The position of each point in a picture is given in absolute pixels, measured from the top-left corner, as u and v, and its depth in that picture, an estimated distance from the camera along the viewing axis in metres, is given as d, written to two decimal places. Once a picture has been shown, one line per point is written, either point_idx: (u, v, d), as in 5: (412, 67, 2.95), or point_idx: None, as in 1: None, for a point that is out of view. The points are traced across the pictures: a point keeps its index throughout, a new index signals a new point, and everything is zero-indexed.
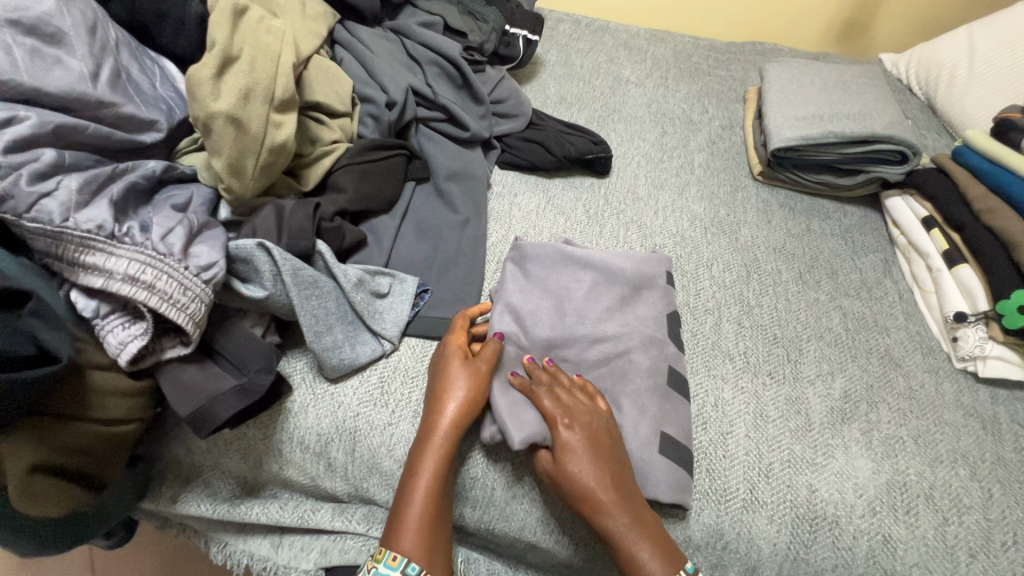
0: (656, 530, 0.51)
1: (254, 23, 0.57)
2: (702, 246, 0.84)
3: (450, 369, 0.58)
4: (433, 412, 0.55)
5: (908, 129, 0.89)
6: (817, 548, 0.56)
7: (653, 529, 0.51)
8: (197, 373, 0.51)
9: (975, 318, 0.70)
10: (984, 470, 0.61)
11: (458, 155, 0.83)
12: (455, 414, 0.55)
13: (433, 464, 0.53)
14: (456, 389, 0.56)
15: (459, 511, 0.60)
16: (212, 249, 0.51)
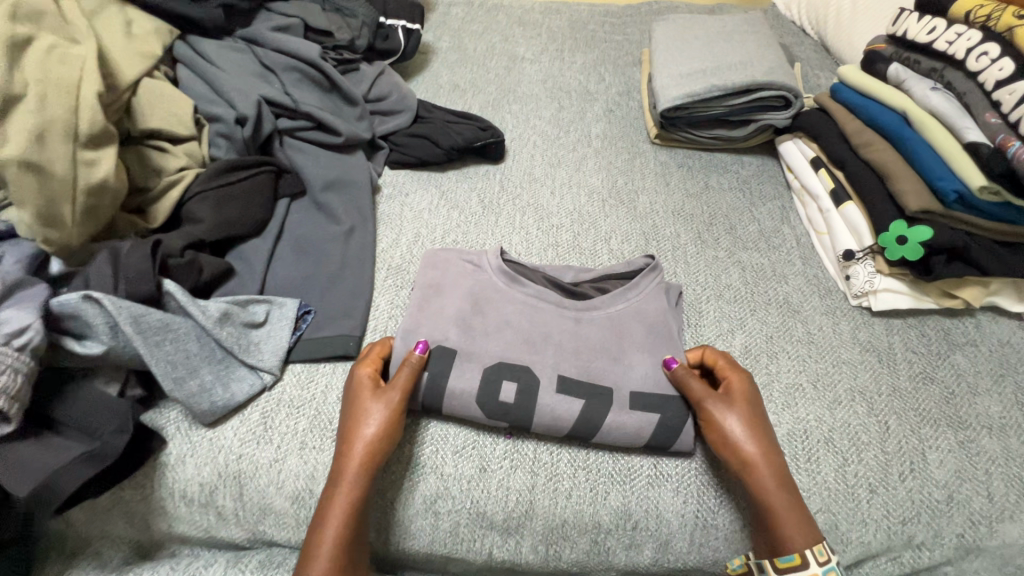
0: (796, 498, 0.53)
1: (43, 54, 0.51)
2: (600, 220, 0.82)
3: (360, 406, 0.55)
4: (342, 455, 0.53)
5: (789, 73, 0.88)
6: (722, 509, 0.56)
7: (796, 500, 0.52)
8: (33, 450, 0.47)
9: (863, 254, 0.71)
10: (881, 404, 0.62)
11: (333, 164, 0.79)
12: (364, 453, 0.53)
13: (339, 511, 0.51)
14: (364, 426, 0.54)
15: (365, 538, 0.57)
16: (24, 311, 0.47)
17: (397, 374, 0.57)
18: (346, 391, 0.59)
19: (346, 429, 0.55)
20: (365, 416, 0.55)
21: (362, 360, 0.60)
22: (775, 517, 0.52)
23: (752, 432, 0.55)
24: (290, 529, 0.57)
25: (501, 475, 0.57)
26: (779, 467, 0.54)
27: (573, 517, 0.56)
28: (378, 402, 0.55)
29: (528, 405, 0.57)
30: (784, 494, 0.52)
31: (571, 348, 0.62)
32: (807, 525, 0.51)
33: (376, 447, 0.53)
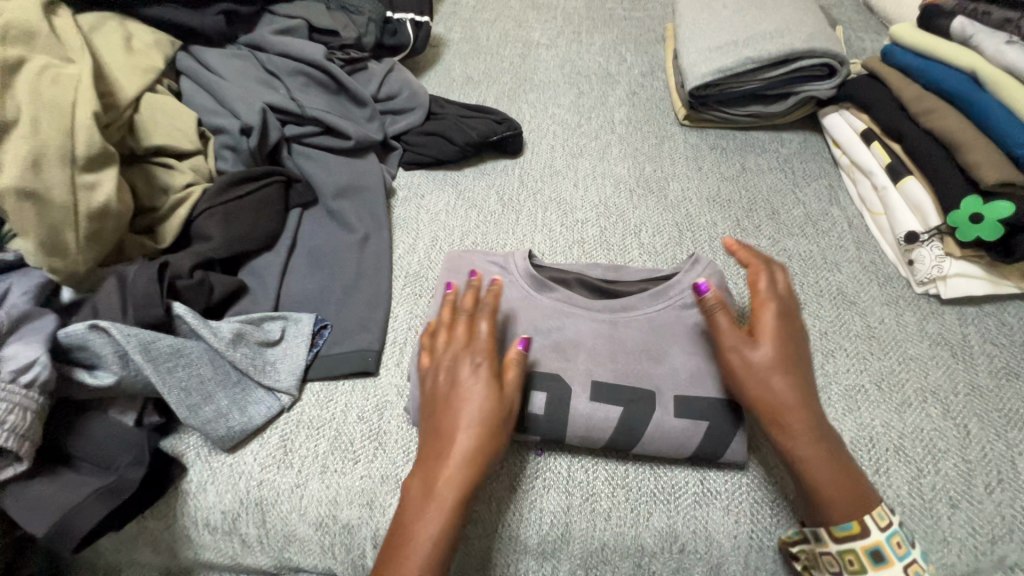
0: (838, 452, 0.46)
1: (35, 77, 0.50)
2: (628, 212, 0.77)
3: (471, 398, 0.46)
4: (447, 453, 0.45)
5: (831, 37, 0.80)
6: (780, 540, 0.50)
7: (836, 457, 0.45)
8: (47, 487, 0.45)
9: (928, 235, 0.63)
10: (957, 405, 0.55)
11: (344, 169, 0.76)
12: (472, 454, 0.45)
13: (437, 530, 0.43)
14: (477, 425, 0.45)
15: None
16: (30, 346, 0.45)
17: (511, 368, 0.49)
18: (438, 371, 0.49)
19: (448, 430, 0.46)
20: (479, 416, 0.46)
21: (482, 337, 0.50)
22: (817, 479, 0.45)
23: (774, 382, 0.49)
24: (315, 556, 0.54)
25: (534, 497, 0.53)
26: (815, 421, 0.47)
27: (613, 540, 0.51)
28: (491, 397, 0.46)
29: (558, 418, 0.53)
30: (823, 453, 0.45)
31: (604, 352, 0.57)
32: (855, 485, 0.44)
33: (488, 455, 0.45)
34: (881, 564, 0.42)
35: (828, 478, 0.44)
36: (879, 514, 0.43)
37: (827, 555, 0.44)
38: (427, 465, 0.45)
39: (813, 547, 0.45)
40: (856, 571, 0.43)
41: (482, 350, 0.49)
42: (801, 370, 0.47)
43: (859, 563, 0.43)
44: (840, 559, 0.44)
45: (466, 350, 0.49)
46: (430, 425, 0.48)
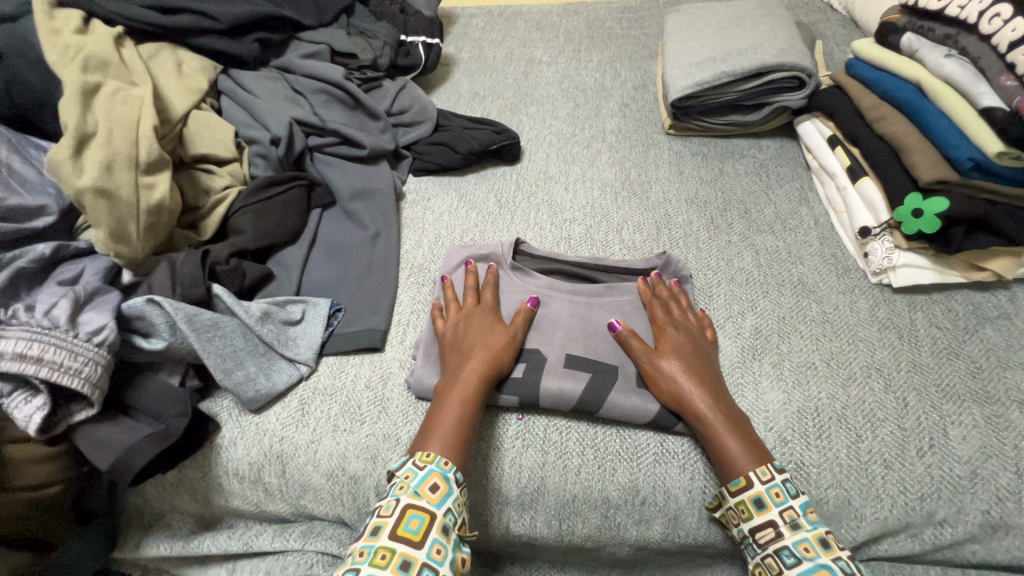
0: (737, 421, 0.56)
1: (108, 97, 0.61)
2: (612, 212, 0.85)
3: (489, 326, 0.62)
4: (468, 356, 0.60)
5: (802, 52, 0.87)
6: (706, 507, 0.57)
7: (737, 426, 0.56)
8: (110, 429, 0.55)
9: (879, 230, 0.69)
10: (899, 381, 0.61)
11: (359, 175, 0.86)
12: (488, 360, 0.59)
13: (457, 418, 0.56)
14: (492, 342, 0.61)
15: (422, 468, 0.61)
16: (101, 313, 0.55)
17: (519, 316, 0.64)
18: (460, 315, 0.65)
19: (465, 354, 0.60)
20: (489, 343, 0.61)
21: (488, 296, 0.66)
22: (721, 444, 0.55)
23: (691, 371, 0.59)
24: (327, 504, 0.63)
25: (513, 453, 0.60)
26: (720, 398, 0.57)
27: (582, 493, 0.59)
28: (507, 328, 0.63)
29: (535, 386, 0.61)
30: (727, 423, 0.56)
31: (578, 331, 0.65)
32: (751, 447, 0.54)
33: (496, 370, 0.59)
34: (762, 510, 0.51)
35: (729, 445, 0.54)
36: (759, 472, 0.53)
37: (728, 509, 0.54)
38: (449, 376, 0.59)
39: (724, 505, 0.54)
40: (746, 518, 0.52)
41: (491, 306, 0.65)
42: (701, 370, 0.59)
43: (748, 510, 0.52)
44: (737, 509, 0.53)
45: (476, 306, 0.65)
46: (452, 348, 0.62)
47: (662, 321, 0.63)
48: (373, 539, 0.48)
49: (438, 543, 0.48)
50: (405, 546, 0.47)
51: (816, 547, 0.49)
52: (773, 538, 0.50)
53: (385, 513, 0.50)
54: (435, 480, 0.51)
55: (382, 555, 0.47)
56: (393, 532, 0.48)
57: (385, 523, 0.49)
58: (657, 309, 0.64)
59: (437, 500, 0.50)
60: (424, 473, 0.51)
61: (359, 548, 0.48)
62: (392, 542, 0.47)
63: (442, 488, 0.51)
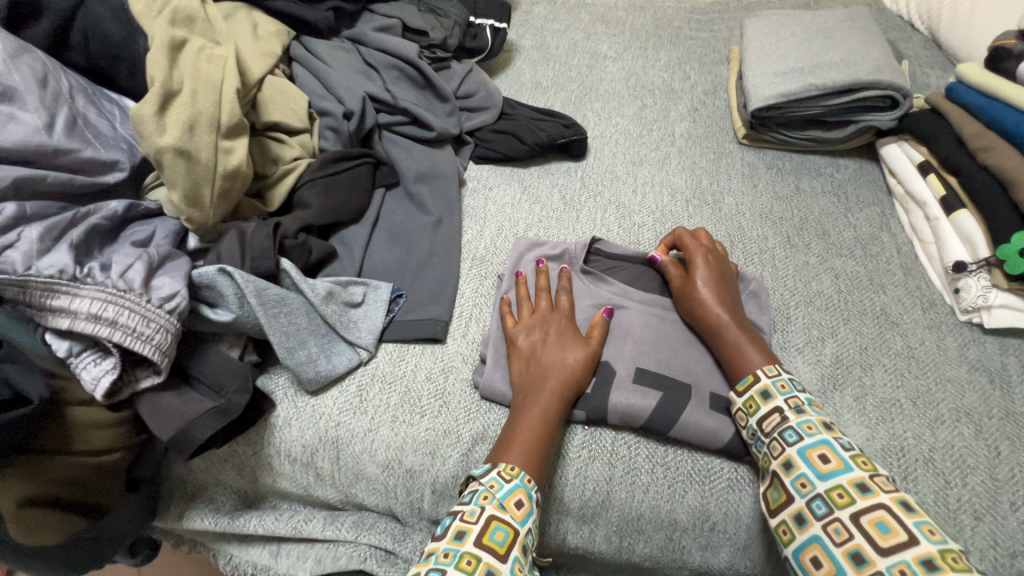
0: (753, 334, 0.60)
1: (193, 55, 0.59)
2: (683, 220, 0.82)
3: (566, 340, 0.60)
4: (546, 372, 0.58)
5: (896, 71, 0.83)
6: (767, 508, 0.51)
7: (751, 334, 0.60)
8: (172, 399, 0.53)
9: (976, 266, 0.66)
10: (990, 428, 0.58)
11: (425, 157, 0.83)
12: (566, 377, 0.57)
13: (532, 433, 0.54)
14: (570, 357, 0.58)
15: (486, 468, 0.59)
16: (174, 279, 0.53)
17: (596, 328, 0.61)
18: (532, 321, 0.62)
19: (541, 365, 0.58)
20: (566, 355, 0.58)
21: (563, 302, 0.64)
22: (738, 345, 0.59)
23: (716, 290, 0.62)
24: (379, 495, 0.61)
25: (579, 464, 0.58)
26: (741, 318, 0.61)
27: (648, 511, 0.56)
28: (585, 343, 0.60)
29: (606, 396, 0.58)
30: (743, 330, 0.60)
31: (651, 343, 0.62)
32: (765, 351, 0.58)
33: (573, 384, 0.58)
34: (793, 469, 0.49)
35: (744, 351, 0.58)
36: (786, 433, 0.51)
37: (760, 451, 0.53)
38: (526, 392, 0.57)
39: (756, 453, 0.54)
40: (774, 455, 0.51)
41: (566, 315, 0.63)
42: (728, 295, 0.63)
43: (779, 447, 0.51)
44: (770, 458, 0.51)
45: (551, 312, 0.63)
46: (526, 357, 0.60)
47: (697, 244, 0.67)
48: (458, 544, 0.47)
49: (520, 562, 0.47)
50: (490, 557, 0.46)
51: (851, 493, 0.46)
52: (803, 481, 0.48)
53: (469, 519, 0.48)
54: (520, 496, 0.50)
55: (467, 563, 0.46)
56: (478, 539, 0.47)
57: (469, 529, 0.48)
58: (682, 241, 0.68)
59: (521, 516, 0.49)
60: (510, 487, 0.50)
61: (443, 550, 0.47)
62: (478, 551, 0.46)
63: (526, 506, 0.50)
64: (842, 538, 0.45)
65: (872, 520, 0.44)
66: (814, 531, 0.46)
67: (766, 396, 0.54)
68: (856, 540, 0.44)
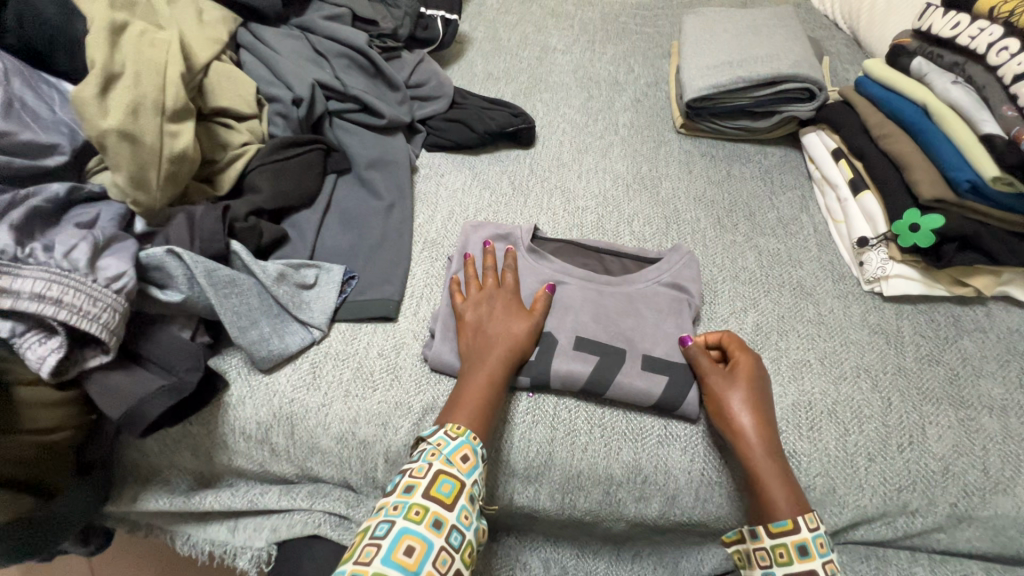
0: (785, 469, 0.56)
1: (135, 39, 0.59)
2: (623, 204, 0.87)
3: (511, 313, 0.64)
4: (493, 341, 0.62)
5: (814, 66, 0.91)
6: (768, 528, 0.53)
7: (780, 464, 0.56)
8: (123, 379, 0.54)
9: (877, 241, 0.74)
10: (885, 381, 0.65)
11: (376, 144, 0.85)
12: (511, 345, 0.61)
13: (477, 401, 0.58)
14: (514, 328, 0.62)
15: None
16: (121, 260, 0.54)
17: (539, 300, 0.66)
18: (479, 295, 0.66)
19: (486, 339, 0.62)
20: (511, 331, 0.62)
21: (511, 282, 0.68)
22: (767, 482, 0.55)
23: (751, 407, 0.58)
24: (334, 467, 0.63)
25: (523, 428, 0.62)
26: (776, 447, 0.57)
27: (587, 469, 0.61)
28: (528, 315, 0.64)
29: (551, 370, 0.62)
30: (776, 463, 0.56)
31: (590, 314, 0.67)
32: (796, 492, 0.55)
33: (516, 356, 0.61)
34: (806, 557, 0.51)
35: (774, 489, 0.54)
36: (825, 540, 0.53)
37: (764, 551, 0.53)
38: (474, 361, 0.61)
39: (748, 545, 0.55)
40: (784, 563, 0.52)
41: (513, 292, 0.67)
42: (765, 412, 0.59)
43: (788, 555, 0.52)
44: (772, 551, 0.53)
45: (498, 288, 0.67)
46: (473, 328, 0.64)
47: (741, 349, 0.63)
48: (407, 496, 0.50)
49: (466, 510, 0.51)
50: (437, 507, 0.50)
51: None
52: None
53: (418, 474, 0.52)
54: (466, 451, 0.54)
55: (417, 512, 0.49)
56: (426, 491, 0.51)
57: (418, 483, 0.51)
58: (733, 343, 0.63)
59: (467, 470, 0.53)
60: (456, 444, 0.54)
61: (392, 503, 0.50)
62: (427, 501, 0.50)
63: (472, 460, 0.54)
64: None
65: None
66: None
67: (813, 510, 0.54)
68: None
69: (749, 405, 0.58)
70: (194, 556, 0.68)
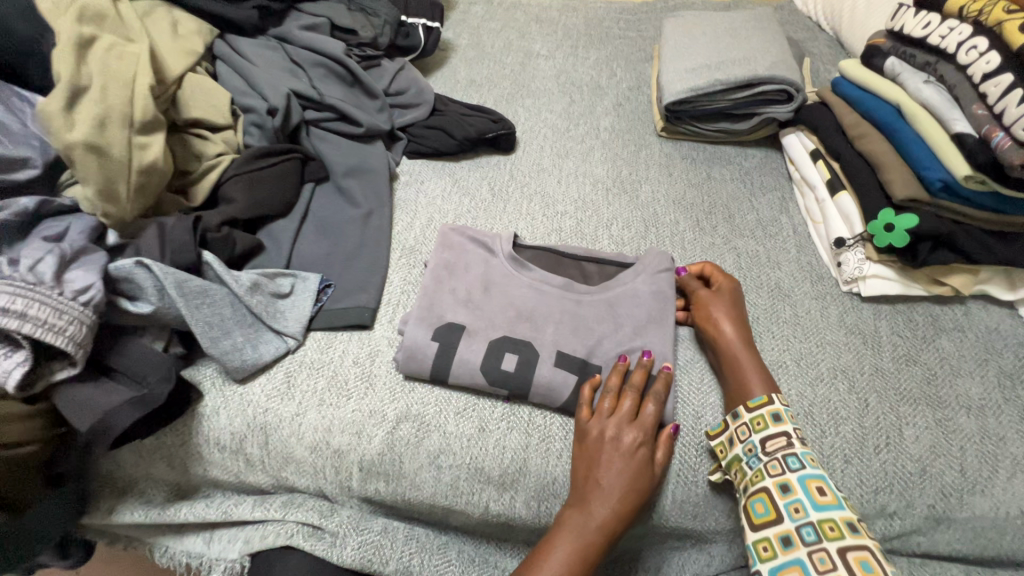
0: (760, 360, 0.64)
1: (104, 52, 0.60)
2: (602, 208, 0.87)
3: (624, 456, 0.57)
4: (588, 504, 0.56)
5: (791, 67, 0.91)
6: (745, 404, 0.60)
7: (756, 356, 0.64)
8: (92, 392, 0.54)
9: (853, 241, 0.74)
10: (862, 382, 0.65)
11: (355, 152, 0.85)
12: (608, 524, 0.55)
13: (563, 571, 0.54)
14: (616, 493, 0.56)
15: (407, 444, 0.62)
16: (88, 272, 0.54)
17: (663, 448, 0.60)
18: (617, 440, 0.58)
19: (582, 497, 0.56)
20: (601, 506, 0.55)
21: (642, 424, 0.59)
22: (741, 370, 0.63)
23: (728, 313, 0.67)
24: (309, 477, 0.63)
25: (497, 435, 0.62)
26: (751, 344, 0.65)
27: (563, 475, 0.61)
28: (641, 469, 0.57)
29: (524, 376, 0.62)
30: (749, 355, 0.64)
31: (565, 320, 0.67)
32: (766, 376, 0.63)
33: (622, 518, 0.56)
34: (779, 422, 0.59)
35: (747, 373, 0.62)
36: (789, 459, 0.57)
37: (740, 425, 0.59)
38: (571, 520, 0.56)
39: (730, 426, 0.60)
40: (761, 428, 0.58)
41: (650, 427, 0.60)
42: (741, 319, 0.67)
43: (764, 422, 0.59)
44: (750, 423, 0.59)
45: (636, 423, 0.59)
46: (595, 469, 0.57)
47: (722, 275, 0.72)
48: None
49: None
50: None
51: (840, 528, 0.52)
52: (783, 446, 0.58)
53: None
54: None
55: None
56: None
57: None
58: (716, 271, 0.73)
59: None
60: None
61: None
62: None
63: None
64: (826, 567, 0.50)
65: (823, 483, 0.55)
66: (799, 553, 0.52)
67: (777, 418, 0.59)
68: (839, 570, 0.49)
69: (729, 313, 0.67)
70: (171, 568, 0.67)
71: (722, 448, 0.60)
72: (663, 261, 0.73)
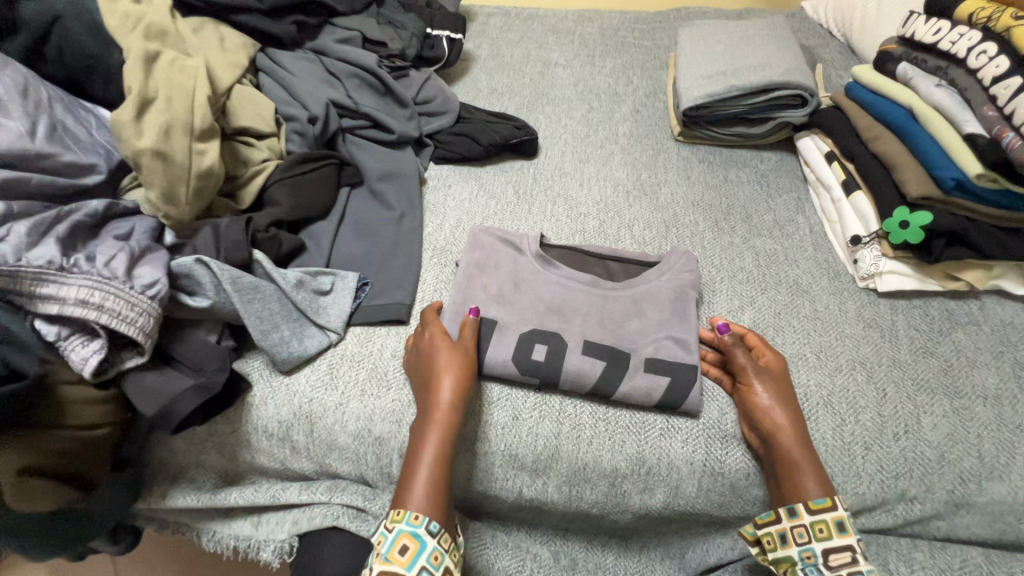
0: (815, 458, 0.60)
1: (166, 66, 0.64)
2: (623, 209, 0.90)
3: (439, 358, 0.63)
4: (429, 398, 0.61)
5: (805, 73, 0.94)
6: (808, 503, 0.57)
7: (812, 452, 0.60)
8: (156, 379, 0.58)
9: (869, 238, 0.76)
10: (880, 373, 0.67)
11: (387, 158, 0.90)
12: (440, 413, 0.60)
13: (431, 461, 0.58)
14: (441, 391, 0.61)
15: None
16: (155, 268, 0.58)
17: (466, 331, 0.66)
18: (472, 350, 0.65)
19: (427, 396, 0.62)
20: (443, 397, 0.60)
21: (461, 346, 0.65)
22: (800, 473, 0.58)
23: (781, 400, 0.62)
24: (351, 463, 0.67)
25: (530, 423, 0.65)
26: (804, 436, 0.61)
27: (592, 461, 0.63)
28: (453, 366, 0.62)
29: (555, 367, 0.65)
30: (807, 456, 0.59)
31: (592, 315, 0.70)
32: (823, 480, 0.59)
33: (450, 414, 0.60)
34: (843, 532, 0.57)
35: (806, 476, 0.58)
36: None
37: (802, 528, 0.57)
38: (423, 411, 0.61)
39: (786, 523, 0.58)
40: (824, 536, 0.57)
41: (462, 364, 0.63)
42: (791, 404, 0.62)
43: (827, 530, 0.57)
44: (811, 528, 0.57)
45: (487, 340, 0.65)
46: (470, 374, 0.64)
47: (763, 348, 0.67)
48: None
49: None
50: None
51: None
52: (848, 562, 0.56)
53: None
54: (405, 541, 0.55)
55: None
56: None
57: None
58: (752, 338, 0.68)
59: (407, 562, 0.54)
60: (393, 536, 0.55)
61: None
62: None
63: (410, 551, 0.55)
64: None
65: None
66: None
67: (841, 527, 0.57)
68: None
69: (778, 399, 0.62)
70: (220, 551, 0.71)
71: (771, 540, 0.59)
72: (684, 261, 0.76)
